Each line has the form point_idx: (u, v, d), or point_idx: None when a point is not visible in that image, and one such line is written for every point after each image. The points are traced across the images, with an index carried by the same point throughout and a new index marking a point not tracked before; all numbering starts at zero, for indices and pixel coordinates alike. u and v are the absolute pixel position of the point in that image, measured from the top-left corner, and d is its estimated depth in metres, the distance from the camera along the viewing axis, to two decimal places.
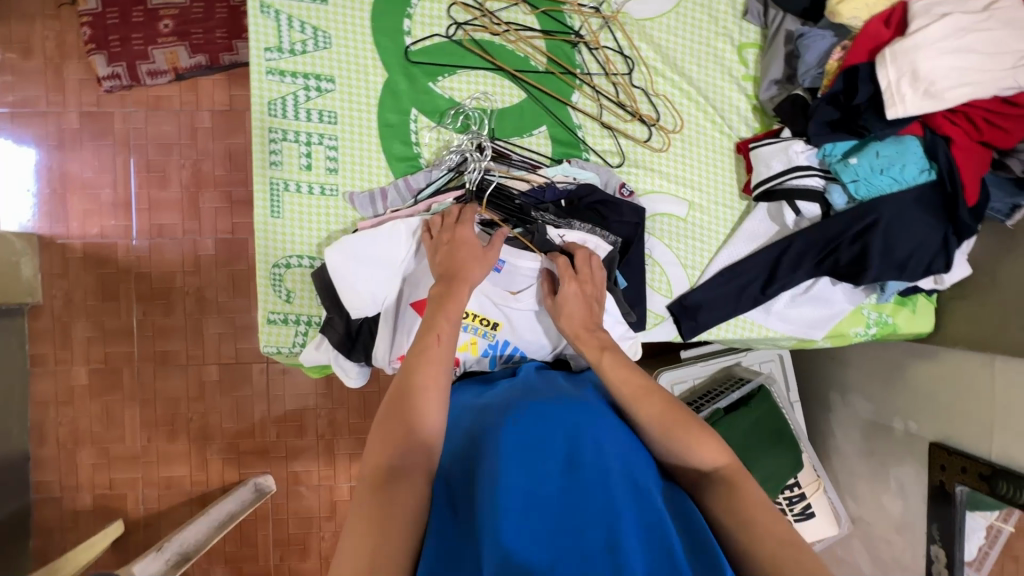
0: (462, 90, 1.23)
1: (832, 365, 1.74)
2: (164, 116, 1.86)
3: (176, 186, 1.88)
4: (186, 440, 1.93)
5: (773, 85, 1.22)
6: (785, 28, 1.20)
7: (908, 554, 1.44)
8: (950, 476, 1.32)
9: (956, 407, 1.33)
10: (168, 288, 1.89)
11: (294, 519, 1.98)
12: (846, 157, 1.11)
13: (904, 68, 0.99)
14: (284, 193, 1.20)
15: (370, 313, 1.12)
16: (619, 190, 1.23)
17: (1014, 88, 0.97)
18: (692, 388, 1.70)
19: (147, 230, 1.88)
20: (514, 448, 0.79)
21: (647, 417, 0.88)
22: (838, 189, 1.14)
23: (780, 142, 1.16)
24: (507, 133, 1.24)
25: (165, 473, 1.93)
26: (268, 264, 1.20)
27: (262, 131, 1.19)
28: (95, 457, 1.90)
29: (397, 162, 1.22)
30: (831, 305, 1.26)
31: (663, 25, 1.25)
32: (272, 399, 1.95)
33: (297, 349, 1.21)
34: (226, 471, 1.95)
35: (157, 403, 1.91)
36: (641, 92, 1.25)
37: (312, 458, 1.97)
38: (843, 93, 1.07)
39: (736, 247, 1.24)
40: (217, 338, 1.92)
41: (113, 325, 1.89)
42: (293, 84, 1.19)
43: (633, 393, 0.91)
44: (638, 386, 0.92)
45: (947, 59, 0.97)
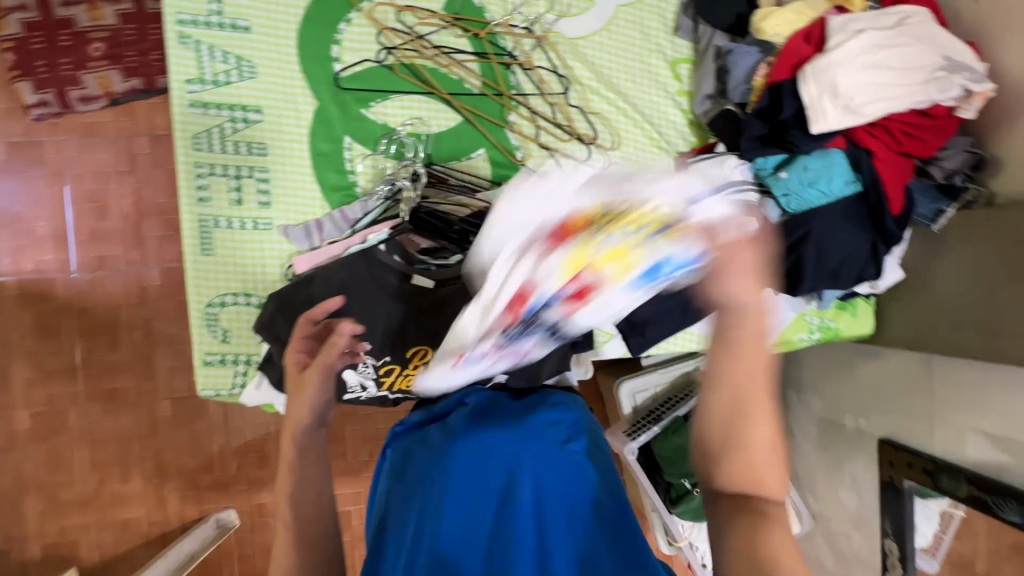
0: (397, 116, 1.20)
1: (788, 365, 1.77)
2: (98, 143, 1.77)
3: (115, 216, 1.80)
4: (140, 480, 1.85)
5: (706, 100, 1.22)
6: (715, 43, 1.22)
7: (865, 548, 1.48)
8: (898, 471, 1.35)
9: (900, 402, 1.37)
10: (113, 322, 1.81)
11: (261, 553, 1.91)
12: (777, 171, 1.12)
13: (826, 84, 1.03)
14: (215, 229, 1.15)
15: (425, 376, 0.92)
16: None
17: (927, 102, 1.02)
18: (654, 395, 1.69)
19: (87, 263, 1.79)
20: (447, 490, 0.78)
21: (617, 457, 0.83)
22: (771, 203, 1.14)
23: (715, 157, 1.15)
24: (445, 158, 1.22)
25: (119, 515, 1.84)
26: (201, 303, 1.15)
27: (188, 166, 1.14)
28: (43, 504, 1.80)
29: (332, 192, 1.19)
30: (775, 314, 1.28)
31: (596, 43, 1.25)
32: (230, 431, 1.88)
33: (238, 390, 1.17)
34: (185, 509, 1.87)
35: (107, 442, 1.83)
36: (578, 110, 1.25)
37: (277, 488, 1.91)
38: (770, 108, 1.09)
39: None
40: (168, 371, 1.84)
41: (55, 364, 1.80)
42: (218, 116, 1.15)
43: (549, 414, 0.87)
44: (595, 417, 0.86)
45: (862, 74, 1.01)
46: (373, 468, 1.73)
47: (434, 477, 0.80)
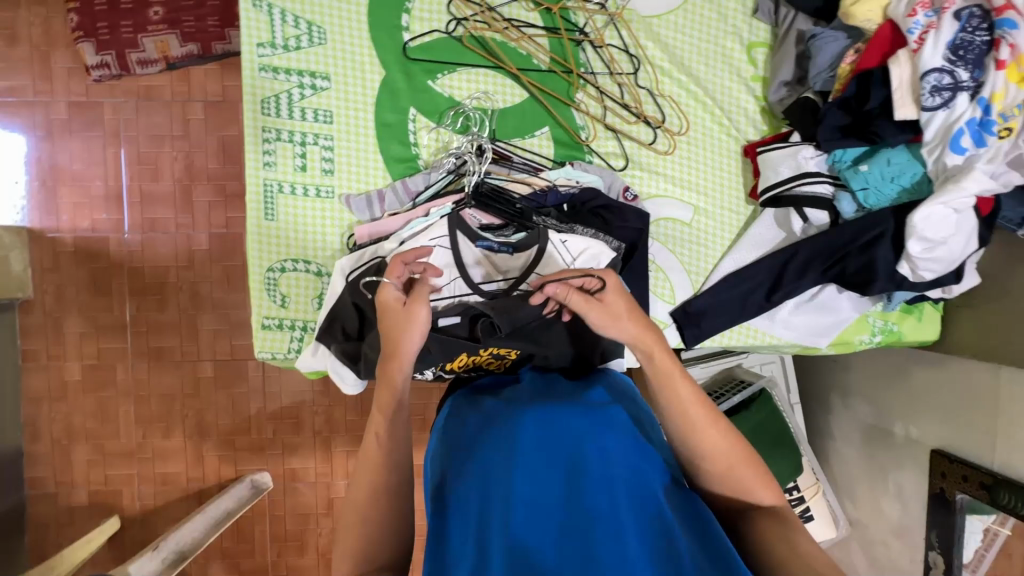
0: (463, 89, 1.19)
1: (835, 368, 1.72)
2: (155, 106, 1.81)
3: (168, 180, 1.83)
4: (181, 437, 1.91)
5: (783, 87, 1.19)
6: (796, 27, 1.16)
7: (904, 558, 1.44)
8: (950, 483, 1.31)
9: (959, 414, 1.32)
10: (162, 283, 1.86)
11: (291, 516, 1.97)
12: (857, 164, 1.08)
13: (910, 67, 0.97)
14: (278, 194, 1.16)
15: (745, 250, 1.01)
16: (622, 194, 1.20)
17: None
18: None
19: (139, 224, 1.84)
20: (516, 464, 0.75)
21: (679, 446, 0.80)
22: (846, 198, 1.11)
23: (789, 147, 1.13)
24: (509, 134, 1.20)
25: (160, 469, 1.91)
26: (262, 268, 1.16)
27: (255, 130, 1.15)
28: (90, 453, 1.88)
29: (394, 163, 1.19)
30: (836, 313, 1.24)
31: (670, 23, 1.21)
32: (268, 395, 1.93)
33: (293, 355, 1.19)
34: (222, 468, 1.93)
35: (151, 399, 1.89)
36: (647, 92, 1.22)
37: (309, 454, 1.96)
38: (855, 97, 1.05)
39: (742, 252, 1.22)
40: (212, 334, 1.89)
41: (106, 320, 1.86)
42: (287, 81, 1.15)
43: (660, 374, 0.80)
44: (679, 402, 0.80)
45: (952, 53, 0.94)
46: None
47: (500, 449, 0.78)
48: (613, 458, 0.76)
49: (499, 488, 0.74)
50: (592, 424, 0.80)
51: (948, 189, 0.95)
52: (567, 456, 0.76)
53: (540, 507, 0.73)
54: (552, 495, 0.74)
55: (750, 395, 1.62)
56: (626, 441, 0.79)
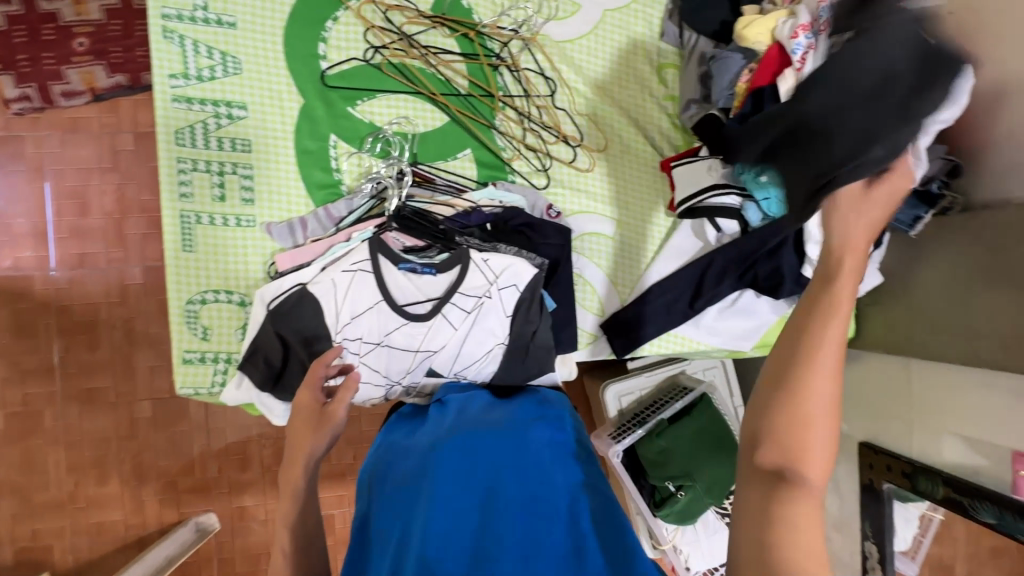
0: (383, 114, 1.20)
1: None
2: (81, 139, 1.75)
3: (97, 214, 1.77)
4: (117, 482, 1.81)
5: (691, 105, 1.25)
6: (699, 49, 1.23)
7: (845, 551, 1.49)
8: (878, 473, 1.37)
9: (880, 407, 1.39)
10: (93, 321, 1.78)
11: (241, 558, 1.88)
12: (758, 175, 1.13)
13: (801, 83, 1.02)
14: (196, 225, 1.14)
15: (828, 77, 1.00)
16: (546, 212, 1.22)
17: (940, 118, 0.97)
18: (639, 398, 1.71)
19: (66, 261, 1.76)
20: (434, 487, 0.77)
21: None
22: (753, 207, 1.16)
23: (697, 162, 1.20)
24: (430, 157, 1.22)
25: (95, 519, 1.80)
26: (181, 301, 1.13)
27: (169, 161, 1.13)
28: (15, 507, 1.76)
29: (317, 189, 1.18)
30: (756, 316, 1.29)
31: (583, 46, 1.26)
32: (212, 432, 1.85)
33: (218, 389, 1.15)
34: (164, 512, 1.84)
35: (83, 444, 1.79)
36: (564, 112, 1.26)
37: (259, 492, 1.88)
38: (752, 114, 1.10)
39: (664, 263, 1.26)
40: (148, 372, 1.81)
41: (31, 364, 1.76)
42: (202, 112, 1.14)
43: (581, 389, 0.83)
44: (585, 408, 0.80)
45: None
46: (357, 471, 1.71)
47: (420, 478, 0.81)
48: (533, 477, 0.81)
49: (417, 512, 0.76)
50: (512, 446, 0.85)
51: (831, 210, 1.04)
52: (486, 478, 0.80)
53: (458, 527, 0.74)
54: (469, 518, 0.75)
55: (692, 401, 1.67)
56: (544, 461, 0.84)
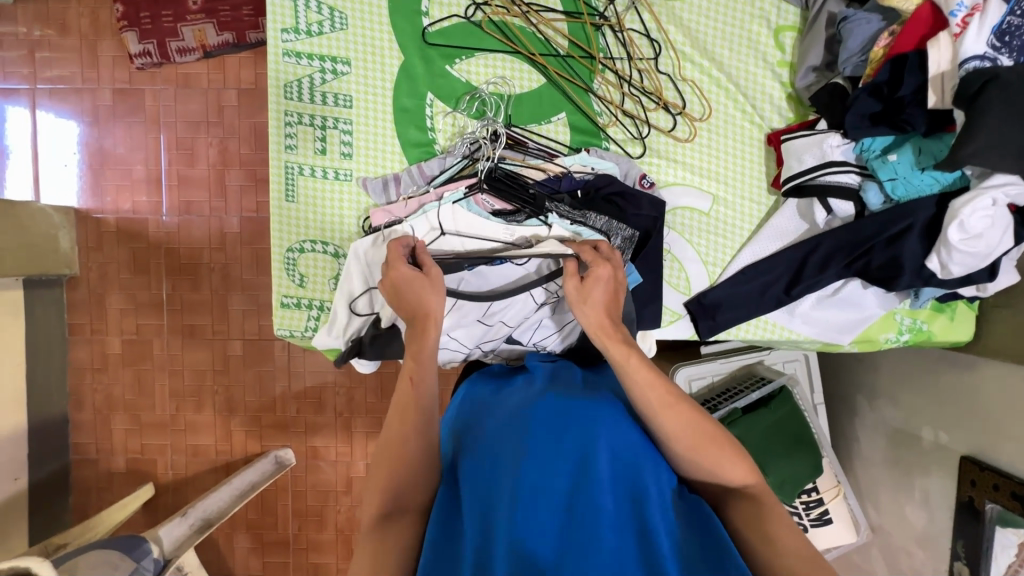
0: (480, 74, 1.19)
1: (863, 369, 1.66)
2: (192, 94, 1.87)
3: (203, 164, 1.90)
4: (211, 411, 2.00)
5: (811, 72, 1.14)
6: (828, 9, 1.11)
7: (928, 568, 1.39)
8: (980, 492, 1.25)
9: (991, 421, 1.26)
10: (196, 264, 1.94)
11: (312, 492, 2.03)
12: (885, 153, 1.04)
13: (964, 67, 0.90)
14: (299, 176, 1.20)
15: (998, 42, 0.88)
16: (639, 181, 1.18)
17: None
18: (711, 384, 1.65)
19: (176, 207, 1.92)
20: (525, 456, 0.77)
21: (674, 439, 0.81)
22: (873, 188, 1.07)
23: (814, 135, 1.09)
24: (524, 120, 1.20)
25: (192, 441, 2.00)
26: (282, 248, 1.20)
27: (278, 114, 1.18)
28: (128, 423, 1.99)
29: (411, 148, 1.20)
30: (860, 309, 1.20)
31: (694, 6, 1.18)
32: (293, 375, 1.99)
33: (310, 333, 1.22)
34: (249, 442, 2.01)
35: (184, 374, 1.98)
36: (668, 77, 1.19)
37: (330, 434, 2.01)
38: (887, 84, 0.99)
39: (762, 243, 1.19)
40: (241, 314, 1.96)
41: (144, 298, 1.95)
42: (309, 67, 1.17)
43: (660, 404, 0.82)
44: (667, 395, 0.83)
45: (997, 39, 0.88)
46: None
47: (509, 439, 0.81)
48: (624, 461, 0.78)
49: (506, 477, 0.77)
50: (602, 424, 0.81)
51: (977, 204, 0.93)
52: (578, 449, 0.79)
53: (546, 501, 0.75)
54: (558, 491, 0.76)
55: (770, 392, 1.57)
56: (635, 443, 0.81)
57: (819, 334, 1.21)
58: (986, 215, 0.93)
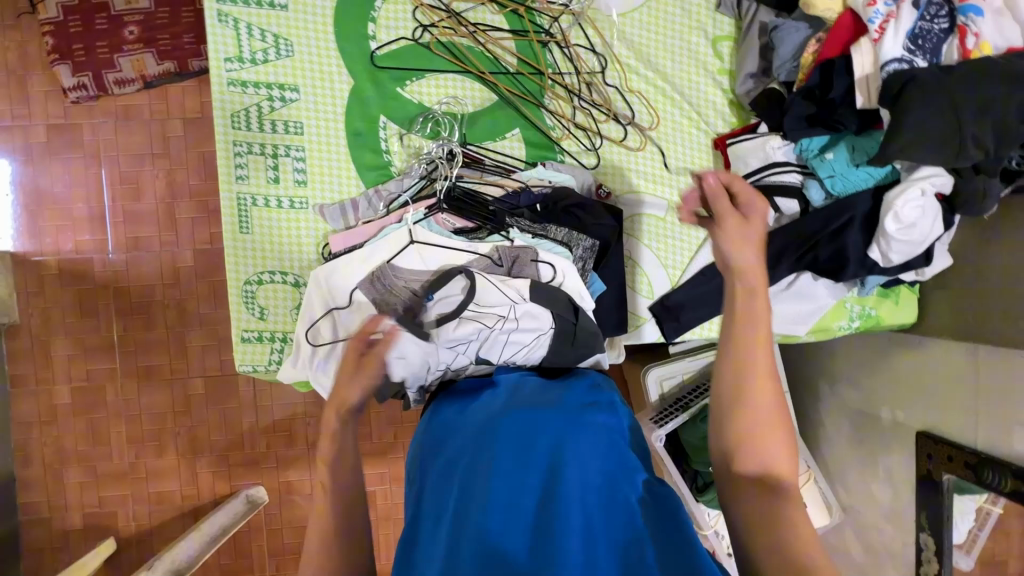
0: (432, 95, 1.20)
1: (821, 356, 1.73)
2: (134, 126, 1.80)
3: (150, 198, 1.83)
4: (174, 455, 1.90)
5: (749, 79, 1.20)
6: (759, 19, 1.18)
7: (897, 542, 1.44)
8: (936, 464, 1.31)
9: (939, 395, 1.33)
10: (149, 302, 1.85)
11: (288, 529, 1.95)
12: (822, 152, 1.10)
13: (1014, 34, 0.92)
14: (252, 207, 1.17)
15: (911, 44, 0.95)
16: (595, 192, 1.22)
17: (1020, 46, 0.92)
18: (682, 382, 1.66)
19: (124, 243, 1.83)
20: (492, 469, 0.77)
21: None
22: (816, 185, 1.12)
23: (757, 138, 1.15)
24: (479, 138, 1.21)
25: (155, 488, 1.90)
26: (239, 281, 1.17)
27: (226, 145, 1.15)
28: (83, 475, 1.87)
29: (367, 171, 1.19)
30: (814, 300, 1.25)
31: (636, 20, 1.22)
32: (260, 409, 1.92)
33: (274, 367, 1.19)
34: (217, 484, 1.92)
35: (142, 418, 1.88)
36: (615, 89, 1.22)
37: (304, 466, 1.94)
38: (818, 87, 1.06)
39: (718, 244, 1.24)
40: (201, 350, 1.88)
41: (94, 341, 1.85)
42: (256, 95, 1.15)
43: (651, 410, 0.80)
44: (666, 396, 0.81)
45: (912, 42, 0.95)
46: (399, 449, 1.76)
47: (475, 455, 0.81)
48: (589, 467, 0.78)
49: (474, 492, 0.76)
50: (567, 430, 0.83)
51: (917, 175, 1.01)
52: (543, 458, 0.79)
53: (514, 513, 0.74)
54: (527, 503, 0.75)
55: None
56: (599, 448, 0.82)
57: (783, 326, 1.25)
58: (915, 200, 1.00)
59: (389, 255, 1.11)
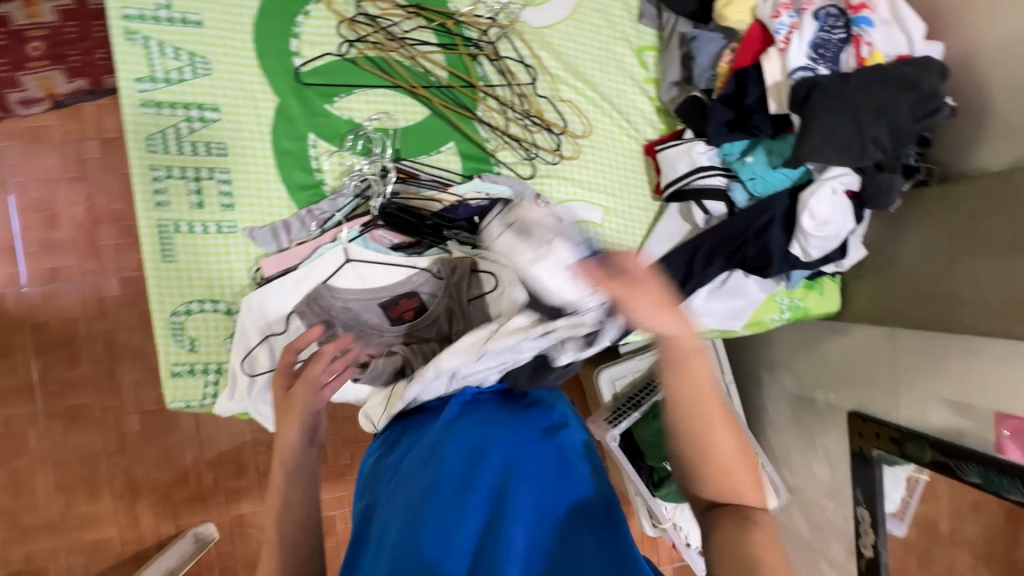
0: (362, 110, 1.17)
1: (762, 345, 1.81)
2: (44, 149, 1.67)
3: (67, 225, 1.70)
4: (110, 499, 1.77)
5: (673, 87, 1.25)
6: (679, 30, 1.23)
7: (838, 517, 1.53)
8: (867, 441, 1.40)
9: (865, 376, 1.42)
10: (72, 336, 1.72)
11: (243, 565, 1.85)
12: (744, 155, 1.15)
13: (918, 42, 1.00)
14: (175, 234, 1.10)
15: (815, 53, 1.03)
16: (534, 201, 1.20)
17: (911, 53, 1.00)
18: (633, 381, 1.70)
19: (39, 275, 1.70)
20: (439, 488, 0.76)
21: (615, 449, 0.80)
22: (738, 187, 1.18)
23: (683, 144, 1.19)
24: (413, 152, 1.20)
25: (90, 537, 1.76)
26: (165, 314, 1.10)
27: (142, 170, 1.09)
28: (6, 531, 1.72)
29: (299, 191, 1.15)
30: (747, 296, 1.31)
31: (562, 32, 1.25)
32: (205, 441, 1.82)
33: (210, 401, 1.13)
34: (161, 525, 1.80)
35: (71, 462, 1.74)
36: (547, 100, 1.24)
37: (256, 497, 1.85)
38: (736, 95, 1.11)
39: (654, 247, 1.27)
40: (134, 385, 1.77)
41: (11, 384, 1.70)
42: (173, 116, 1.09)
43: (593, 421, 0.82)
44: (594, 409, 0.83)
45: (814, 52, 1.03)
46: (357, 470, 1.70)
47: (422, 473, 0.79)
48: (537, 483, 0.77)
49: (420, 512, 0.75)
50: (518, 447, 0.81)
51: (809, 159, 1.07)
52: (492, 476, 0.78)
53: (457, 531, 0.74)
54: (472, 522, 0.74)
55: None
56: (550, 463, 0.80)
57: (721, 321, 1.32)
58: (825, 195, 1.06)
59: (326, 276, 1.08)
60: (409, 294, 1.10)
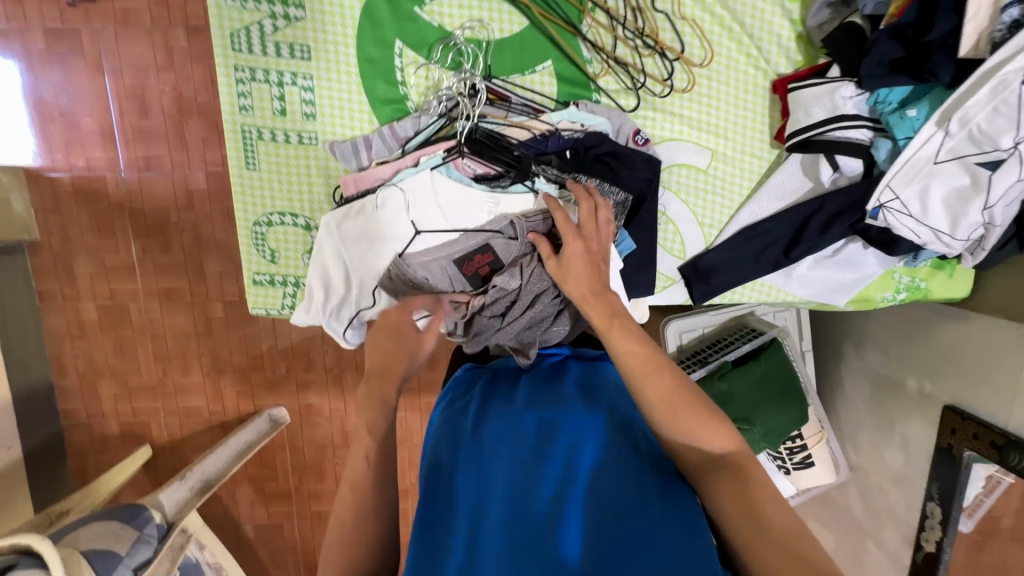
0: (454, 16, 1.05)
1: (853, 317, 1.65)
2: (135, 33, 1.67)
3: (158, 114, 1.73)
4: (199, 373, 1.96)
5: (825, 9, 1.01)
6: None
7: (901, 506, 1.44)
8: (959, 440, 1.28)
9: (978, 372, 1.26)
10: (164, 224, 1.82)
11: (309, 447, 2.05)
12: (904, 107, 0.95)
13: None
14: (258, 141, 1.08)
15: None
16: (632, 137, 1.09)
17: None
18: (701, 336, 1.65)
19: (135, 162, 1.77)
20: (514, 455, 0.76)
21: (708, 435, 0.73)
22: (886, 144, 0.99)
23: (826, 84, 0.99)
24: (506, 70, 1.08)
25: (183, 403, 1.98)
26: (248, 222, 1.11)
27: (227, 69, 1.04)
28: (115, 388, 1.95)
29: (381, 105, 1.08)
30: (859, 270, 1.16)
31: None
32: (279, 335, 1.94)
33: (287, 311, 1.16)
34: (241, 402, 1.99)
35: (166, 337, 1.92)
36: (665, 16, 1.05)
37: (322, 391, 2.00)
38: (913, 25, 0.90)
39: (763, 203, 1.12)
40: (219, 276, 1.88)
41: (114, 261, 1.85)
42: (257, 11, 1.02)
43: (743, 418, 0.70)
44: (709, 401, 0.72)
45: None
46: None
47: (498, 441, 0.78)
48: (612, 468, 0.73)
49: (495, 475, 0.75)
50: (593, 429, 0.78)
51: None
52: (564, 452, 0.76)
53: (532, 498, 0.71)
54: (545, 493, 0.72)
55: (761, 344, 1.57)
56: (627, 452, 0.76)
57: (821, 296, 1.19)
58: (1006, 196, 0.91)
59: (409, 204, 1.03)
60: (482, 248, 1.04)
